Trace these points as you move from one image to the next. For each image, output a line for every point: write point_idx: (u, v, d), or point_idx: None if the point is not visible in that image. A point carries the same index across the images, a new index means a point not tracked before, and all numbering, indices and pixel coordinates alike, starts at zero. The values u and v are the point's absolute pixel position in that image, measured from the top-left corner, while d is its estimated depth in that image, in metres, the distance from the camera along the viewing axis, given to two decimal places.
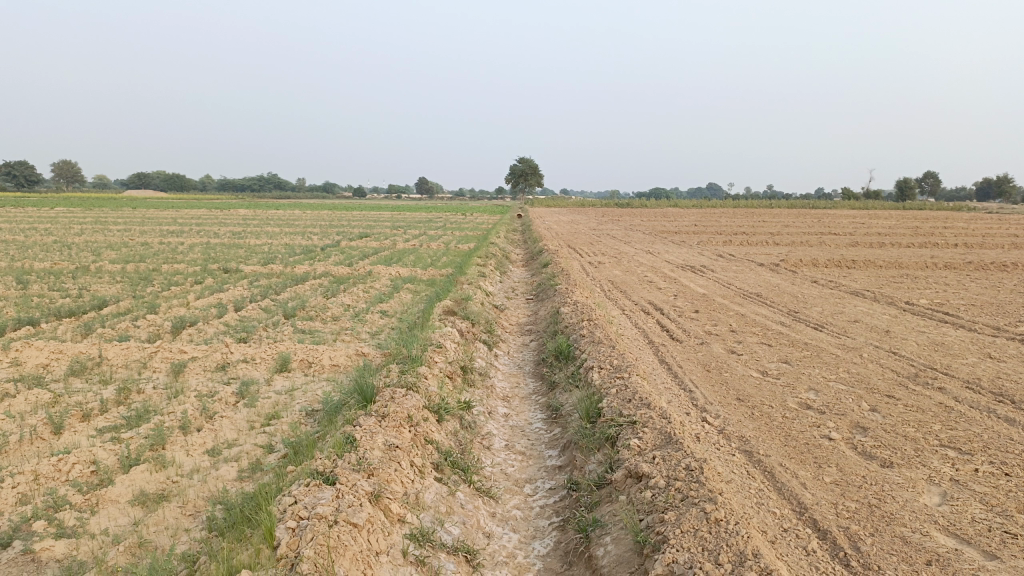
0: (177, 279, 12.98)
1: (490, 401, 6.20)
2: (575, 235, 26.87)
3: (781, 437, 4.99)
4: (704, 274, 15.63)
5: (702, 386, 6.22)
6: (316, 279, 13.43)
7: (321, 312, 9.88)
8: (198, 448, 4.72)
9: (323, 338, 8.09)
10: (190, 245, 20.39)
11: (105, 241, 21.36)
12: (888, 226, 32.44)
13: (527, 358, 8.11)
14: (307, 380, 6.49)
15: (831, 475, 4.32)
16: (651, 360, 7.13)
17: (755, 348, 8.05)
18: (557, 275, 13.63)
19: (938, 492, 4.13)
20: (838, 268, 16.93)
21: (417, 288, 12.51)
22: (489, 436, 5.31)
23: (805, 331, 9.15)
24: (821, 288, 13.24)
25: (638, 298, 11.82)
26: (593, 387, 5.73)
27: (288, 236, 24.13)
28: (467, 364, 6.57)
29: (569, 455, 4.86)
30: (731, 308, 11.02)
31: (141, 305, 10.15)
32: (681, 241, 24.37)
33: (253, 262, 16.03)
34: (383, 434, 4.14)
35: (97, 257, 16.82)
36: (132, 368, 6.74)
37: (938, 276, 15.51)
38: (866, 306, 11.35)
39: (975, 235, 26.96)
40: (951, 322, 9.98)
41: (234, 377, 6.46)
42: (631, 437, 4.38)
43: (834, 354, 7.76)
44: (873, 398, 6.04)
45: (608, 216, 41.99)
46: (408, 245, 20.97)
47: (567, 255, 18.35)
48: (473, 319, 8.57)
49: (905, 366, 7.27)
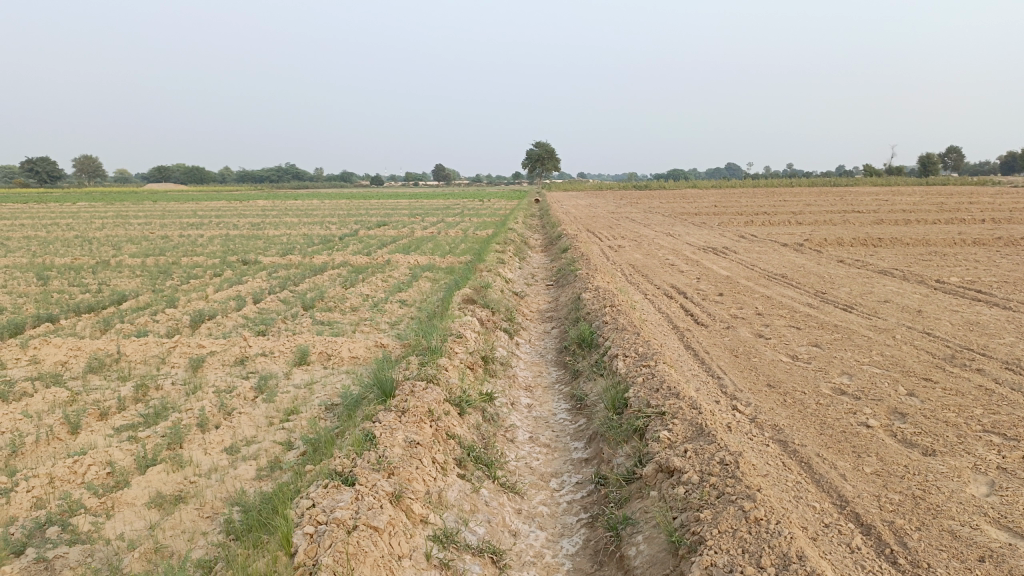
0: (196, 272, 12.93)
1: (513, 392, 6.06)
2: (594, 219, 26.63)
3: (816, 425, 4.80)
4: (727, 256, 15.36)
5: (731, 373, 6.04)
6: (335, 269, 13.34)
7: (340, 302, 9.78)
8: (216, 447, 4.63)
9: (342, 330, 7.98)
10: (209, 238, 20.40)
11: (125, 235, 21.45)
12: (912, 203, 31.86)
13: (549, 346, 7.95)
14: (326, 373, 6.38)
15: (871, 465, 4.13)
16: (677, 346, 6.95)
17: (784, 331, 7.83)
18: (577, 260, 13.44)
19: (985, 481, 3.93)
20: (864, 247, 16.60)
21: (436, 276, 12.39)
22: (512, 428, 5.17)
23: (834, 312, 8.91)
24: (848, 268, 12.95)
25: (661, 282, 11.62)
26: (618, 376, 5.57)
27: (307, 226, 24.11)
28: (488, 354, 6.43)
29: (595, 447, 4.71)
30: (756, 290, 10.78)
31: (159, 299, 10.10)
32: (702, 223, 24.04)
33: (271, 253, 16.00)
34: (403, 430, 4.01)
35: (116, 251, 16.87)
36: (150, 364, 6.67)
37: (967, 253, 15.13)
38: (896, 285, 11.07)
39: (1002, 210, 26.37)
40: (984, 300, 9.69)
41: (252, 372, 6.37)
42: (660, 428, 4.22)
43: (865, 336, 7.53)
44: (909, 381, 5.82)
45: (627, 198, 41.63)
46: (426, 233, 20.85)
47: (587, 240, 18.15)
48: (493, 308, 8.43)
49: (941, 347, 7.02)
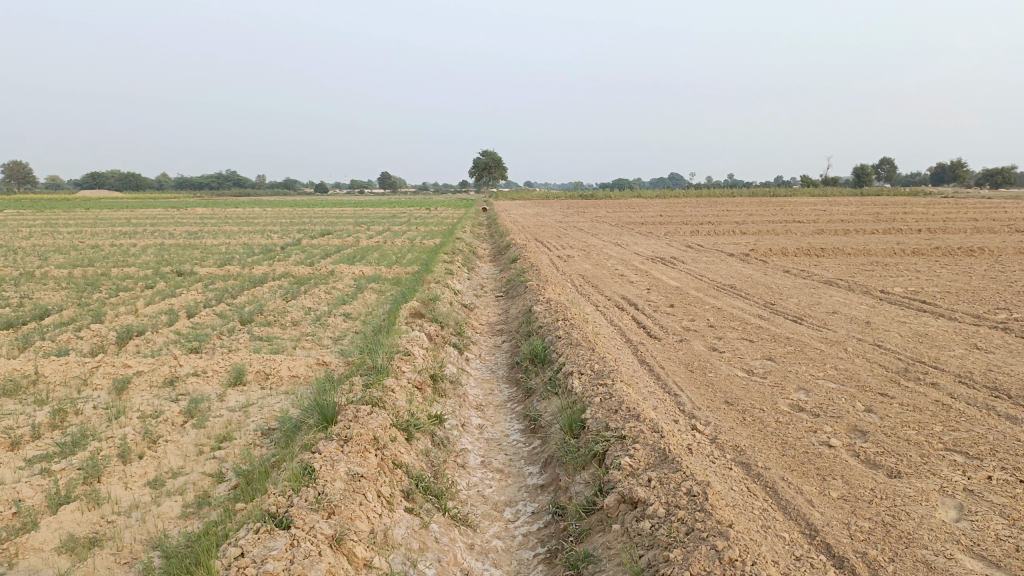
0: (126, 284, 12.29)
1: (463, 412, 5.77)
2: (541, 228, 26.53)
3: (778, 445, 4.64)
4: (676, 265, 15.36)
5: (687, 389, 5.86)
6: (276, 280, 12.84)
7: (280, 316, 9.35)
8: (138, 481, 4.23)
9: (281, 346, 7.57)
10: (143, 247, 19.56)
11: (53, 244, 20.46)
12: (850, 212, 32.64)
13: (501, 362, 7.69)
14: (264, 394, 5.99)
15: (837, 490, 3.97)
16: (631, 361, 6.76)
17: (737, 345, 7.72)
18: (526, 271, 13.24)
19: (953, 505, 3.80)
20: (807, 257, 16.82)
21: (382, 287, 12.02)
22: (463, 452, 4.89)
23: (785, 324, 8.85)
24: (794, 278, 13.03)
25: (611, 293, 11.47)
26: (574, 395, 5.34)
27: (248, 235, 23.41)
28: (437, 372, 6.12)
29: (551, 473, 4.46)
30: (706, 302, 10.70)
31: (85, 314, 9.51)
32: (649, 232, 24.13)
33: (209, 264, 15.38)
34: (345, 462, 3.68)
35: (42, 261, 16.01)
36: (70, 386, 6.17)
37: (908, 263, 15.43)
38: (842, 295, 11.13)
39: (936, 221, 27.16)
40: (929, 311, 9.78)
41: (183, 394, 5.95)
42: (621, 454, 3.99)
43: (818, 349, 7.46)
44: (867, 397, 5.73)
45: (574, 208, 41.78)
46: (371, 243, 20.44)
47: (536, 250, 17.97)
48: (441, 321, 8.12)
49: (893, 360, 6.99)
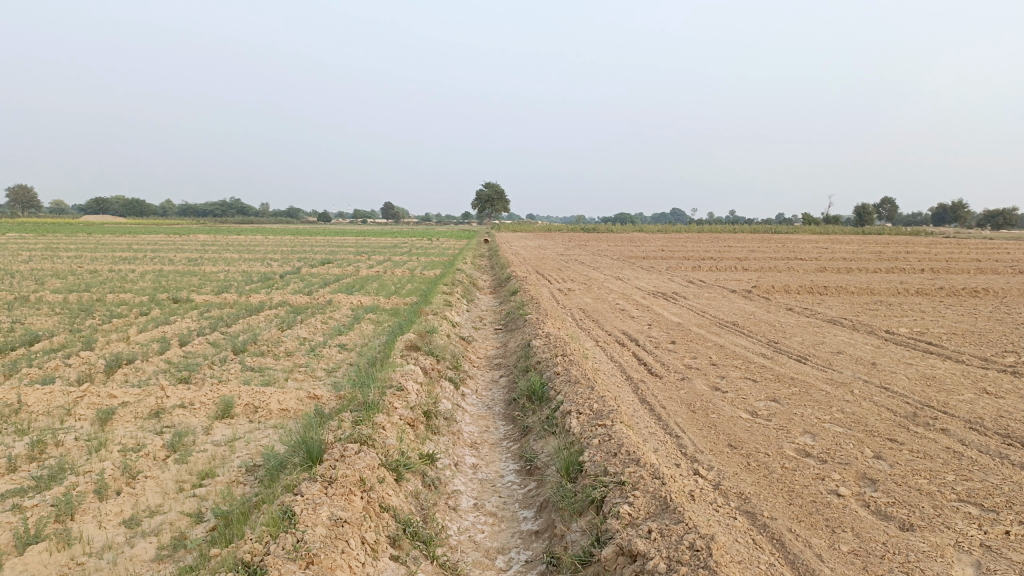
0: (121, 311, 12.12)
1: (457, 450, 5.57)
2: (543, 260, 26.45)
3: (785, 493, 4.43)
4: (677, 301, 15.21)
5: (689, 431, 5.66)
6: (273, 309, 12.68)
7: (274, 346, 9.17)
8: (113, 519, 4.03)
9: (273, 378, 7.38)
10: (141, 273, 19.44)
11: (51, 269, 20.37)
12: (852, 251, 32.57)
13: (497, 398, 7.49)
14: (252, 428, 5.80)
15: (848, 543, 3.77)
16: (631, 400, 6.57)
17: (740, 384, 7.52)
18: (526, 304, 13.08)
19: (971, 562, 3.59)
20: (810, 295, 16.68)
21: (379, 318, 11.85)
22: (455, 494, 4.68)
23: (789, 364, 8.66)
24: (797, 316, 12.87)
25: (611, 328, 11.30)
26: (572, 436, 5.15)
27: (247, 263, 23.31)
28: (431, 408, 5.93)
29: (546, 519, 4.25)
30: (708, 339, 10.52)
31: (76, 340, 9.33)
32: (650, 267, 24.05)
33: (206, 291, 15.25)
34: (328, 506, 3.49)
35: (38, 286, 15.87)
36: (52, 416, 5.97)
37: (912, 303, 15.26)
38: (847, 335, 10.96)
39: (938, 260, 27.07)
40: (936, 353, 9.60)
41: (168, 427, 5.75)
42: (620, 501, 3.80)
43: (823, 391, 7.27)
44: (875, 443, 5.53)
45: (576, 241, 41.77)
46: (371, 272, 20.31)
47: (536, 283, 17.83)
48: (438, 355, 7.94)
49: (900, 404, 6.79)
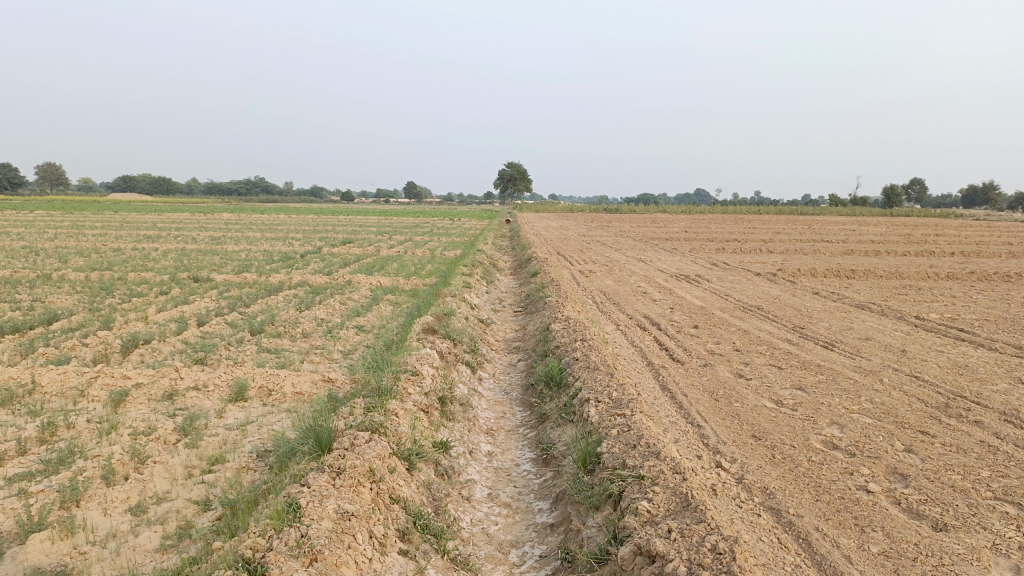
0: (140, 290, 12.12)
1: (472, 437, 5.44)
2: (564, 241, 26.24)
3: (812, 489, 4.25)
4: (701, 284, 14.95)
5: (712, 421, 5.49)
6: (291, 289, 12.61)
7: (291, 327, 9.09)
8: (119, 507, 3.95)
9: (288, 361, 7.28)
10: (164, 252, 19.50)
11: (76, 246, 20.50)
12: (880, 233, 31.98)
13: (515, 382, 7.36)
14: (264, 412, 5.71)
15: (877, 543, 3.59)
16: (652, 387, 6.41)
17: (765, 372, 7.31)
18: (546, 286, 12.90)
19: (1010, 567, 3.40)
20: (837, 278, 16.34)
21: (398, 299, 11.74)
22: (469, 483, 4.55)
23: (815, 350, 8.43)
24: (824, 301, 12.58)
25: (633, 312, 11.11)
26: (590, 425, 5.00)
27: (269, 242, 23.30)
28: (446, 394, 5.80)
29: (563, 512, 4.11)
30: (732, 324, 10.29)
31: (95, 320, 9.31)
32: (673, 249, 23.71)
33: (226, 271, 15.24)
34: (335, 498, 3.37)
35: (61, 264, 15.98)
36: (66, 397, 5.93)
37: (942, 287, 14.91)
38: (875, 321, 10.67)
39: (969, 243, 26.46)
40: (968, 340, 9.32)
41: (181, 409, 5.68)
42: (639, 497, 3.64)
43: (851, 379, 7.05)
44: (906, 435, 5.32)
45: (598, 221, 41.43)
46: (391, 253, 20.21)
47: (558, 264, 17.64)
48: (455, 338, 7.81)
49: (931, 394, 6.55)
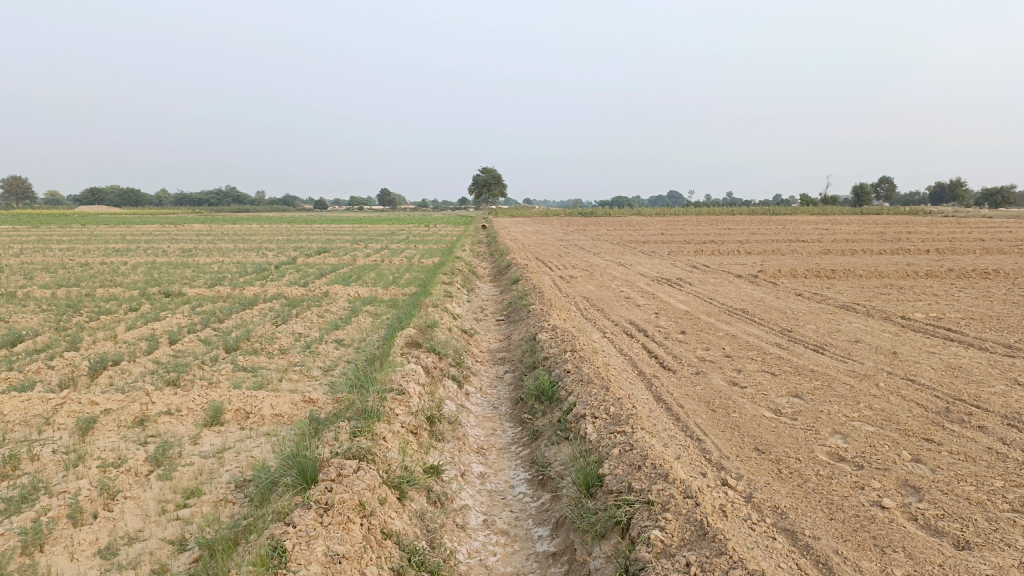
0: (109, 307, 11.69)
1: (463, 458, 5.19)
2: (542, 247, 26.05)
3: (824, 506, 4.05)
4: (683, 287, 14.82)
5: (711, 434, 5.28)
6: (267, 302, 12.27)
7: (268, 343, 8.76)
8: (87, 550, 3.65)
9: (266, 380, 6.97)
10: (134, 266, 18.99)
11: (42, 262, 19.92)
12: (854, 232, 32.16)
13: (503, 396, 7.10)
14: (242, 437, 5.41)
15: (901, 566, 3.40)
16: (646, 398, 6.19)
17: (759, 379, 7.13)
18: (529, 293, 12.67)
19: None
20: (818, 279, 16.28)
21: (378, 311, 11.43)
22: (462, 510, 4.30)
23: (806, 355, 8.28)
24: (809, 302, 12.47)
25: (618, 318, 10.90)
26: (588, 444, 4.78)
27: (242, 253, 22.86)
28: (434, 413, 5.54)
29: (565, 540, 3.88)
30: (719, 328, 10.12)
31: (62, 340, 8.91)
32: (652, 252, 23.62)
33: (198, 284, 14.82)
34: (324, 539, 3.10)
35: (25, 281, 15.47)
36: (30, 427, 5.58)
37: (923, 286, 14.91)
38: (862, 322, 10.57)
39: (942, 241, 26.66)
40: (957, 340, 9.23)
41: (153, 437, 5.38)
42: (650, 525, 3.42)
43: (847, 384, 6.89)
44: (911, 444, 5.15)
45: (574, 225, 41.33)
46: (368, 261, 19.88)
47: (538, 270, 17.42)
48: (440, 351, 7.55)
49: (929, 398, 6.40)
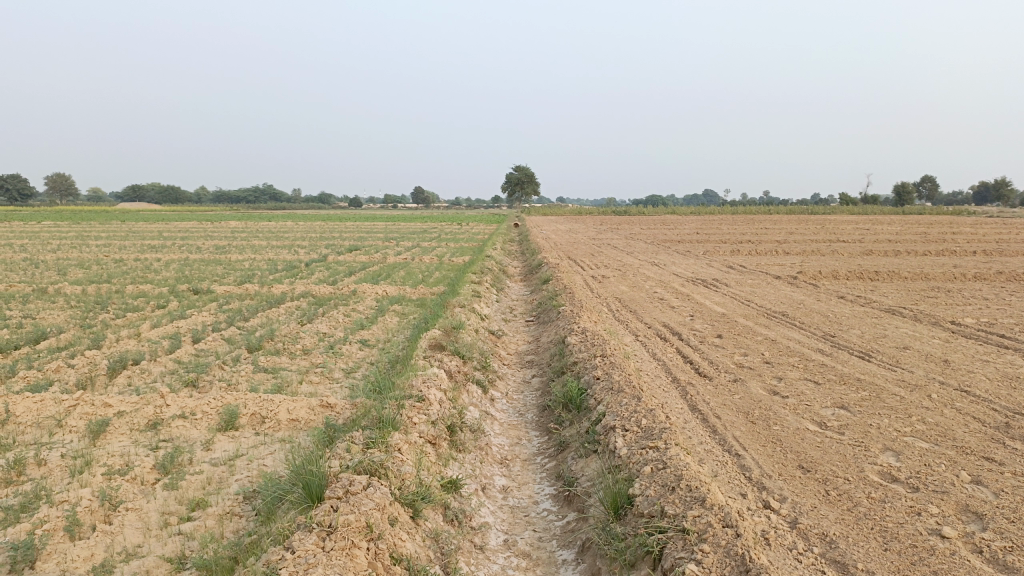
0: (136, 303, 11.61)
1: (485, 471, 4.90)
2: (575, 245, 25.69)
3: (878, 535, 3.69)
4: (719, 289, 14.37)
5: (751, 449, 4.92)
6: (294, 301, 12.09)
7: (291, 343, 8.56)
8: (81, 567, 3.43)
9: (285, 382, 6.75)
10: (166, 262, 19.01)
11: (77, 258, 20.12)
12: (896, 232, 31.24)
13: (530, 403, 6.79)
14: (256, 444, 5.19)
15: None
16: (681, 408, 5.84)
17: (801, 388, 6.73)
18: (560, 293, 12.34)
19: None
20: (861, 281, 15.69)
21: (405, 311, 11.19)
22: (482, 529, 4.01)
23: (851, 362, 7.84)
24: (852, 306, 11.97)
25: (651, 321, 10.52)
26: (617, 459, 4.46)
27: (275, 251, 22.82)
28: (455, 421, 5.26)
29: (591, 566, 3.58)
30: (757, 332, 9.70)
31: (85, 338, 8.80)
32: (686, 252, 23.07)
33: (228, 281, 14.75)
34: (324, 567, 2.83)
35: (59, 277, 15.50)
36: (41, 429, 5.42)
37: (973, 289, 14.28)
38: (911, 327, 10.05)
39: (990, 241, 25.79)
40: (1011, 347, 8.71)
41: (165, 442, 5.17)
42: (685, 557, 3.11)
43: (897, 395, 6.46)
44: (971, 464, 4.73)
45: (608, 224, 40.82)
46: (398, 259, 19.67)
47: (570, 270, 17.06)
48: (465, 354, 7.27)
49: (987, 412, 5.94)
